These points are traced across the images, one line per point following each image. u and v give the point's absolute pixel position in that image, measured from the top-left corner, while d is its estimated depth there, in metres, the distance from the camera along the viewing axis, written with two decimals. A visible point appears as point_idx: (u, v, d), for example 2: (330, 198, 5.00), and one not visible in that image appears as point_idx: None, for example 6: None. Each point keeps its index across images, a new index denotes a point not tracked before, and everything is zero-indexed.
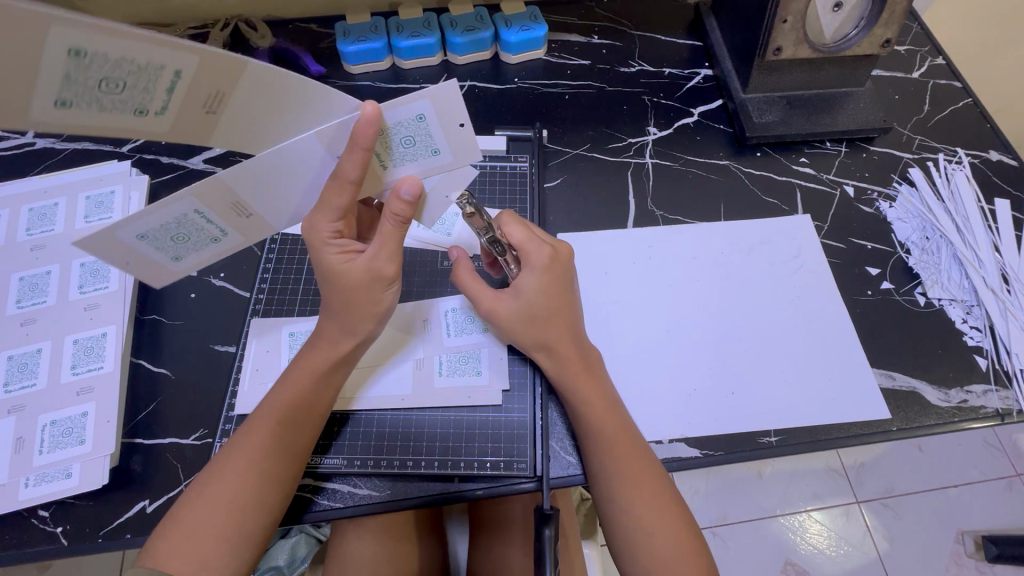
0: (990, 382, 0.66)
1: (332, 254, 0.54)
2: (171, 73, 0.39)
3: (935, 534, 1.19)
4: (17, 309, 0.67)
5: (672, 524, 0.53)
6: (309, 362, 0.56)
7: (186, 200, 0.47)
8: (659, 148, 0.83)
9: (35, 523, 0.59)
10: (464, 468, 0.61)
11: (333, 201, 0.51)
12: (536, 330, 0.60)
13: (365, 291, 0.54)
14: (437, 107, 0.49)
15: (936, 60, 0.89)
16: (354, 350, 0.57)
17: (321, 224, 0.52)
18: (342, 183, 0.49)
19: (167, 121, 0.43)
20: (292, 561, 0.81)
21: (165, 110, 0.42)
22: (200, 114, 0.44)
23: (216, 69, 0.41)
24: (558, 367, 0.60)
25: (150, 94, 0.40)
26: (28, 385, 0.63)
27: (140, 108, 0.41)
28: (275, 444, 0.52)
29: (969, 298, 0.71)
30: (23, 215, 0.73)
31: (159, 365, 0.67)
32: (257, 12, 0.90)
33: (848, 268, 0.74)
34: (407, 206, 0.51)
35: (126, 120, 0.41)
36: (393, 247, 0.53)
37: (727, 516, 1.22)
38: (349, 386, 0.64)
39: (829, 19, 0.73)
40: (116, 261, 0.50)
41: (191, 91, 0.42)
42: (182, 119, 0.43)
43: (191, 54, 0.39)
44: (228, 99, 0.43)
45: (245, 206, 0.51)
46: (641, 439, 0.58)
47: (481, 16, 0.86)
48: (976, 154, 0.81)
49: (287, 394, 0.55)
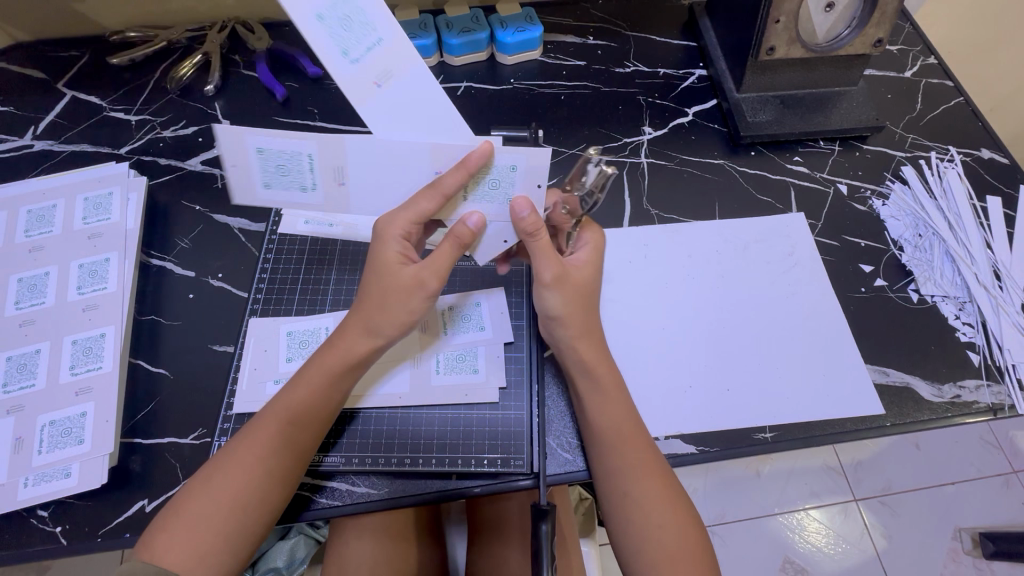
0: (983, 377, 0.67)
1: (392, 251, 0.55)
2: (373, 38, 0.48)
3: (933, 531, 1.19)
4: (16, 311, 0.67)
5: (668, 518, 0.54)
6: (324, 364, 0.56)
7: (307, 141, 0.49)
8: (655, 147, 0.83)
9: (34, 523, 0.59)
10: (463, 466, 0.61)
11: (421, 209, 0.53)
12: (580, 313, 0.59)
13: (403, 298, 0.55)
14: (533, 163, 0.53)
15: (928, 60, 0.90)
16: (369, 354, 0.57)
17: (393, 224, 0.53)
18: (436, 192, 0.52)
19: (345, 73, 0.48)
20: (292, 561, 0.82)
21: (354, 65, 0.48)
22: (366, 82, 0.49)
23: (394, 53, 0.48)
24: (589, 357, 0.59)
25: (357, 43, 0.47)
26: (27, 386, 0.63)
27: (343, 49, 0.47)
28: (280, 441, 0.53)
29: (962, 294, 0.71)
30: (21, 217, 0.73)
31: (157, 365, 0.67)
32: (255, 15, 0.91)
33: (842, 265, 0.75)
34: (466, 236, 0.54)
35: (331, 60, 0.47)
36: (444, 268, 0.55)
37: (726, 514, 1.23)
38: (361, 385, 0.65)
39: (821, 19, 0.74)
40: (229, 162, 0.50)
41: (379, 61, 0.48)
42: (354, 80, 0.48)
43: (395, 31, 0.48)
44: (393, 78, 0.49)
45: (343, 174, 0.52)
46: (649, 434, 0.59)
47: (477, 18, 0.87)
48: (968, 153, 0.82)
49: (296, 393, 0.55)
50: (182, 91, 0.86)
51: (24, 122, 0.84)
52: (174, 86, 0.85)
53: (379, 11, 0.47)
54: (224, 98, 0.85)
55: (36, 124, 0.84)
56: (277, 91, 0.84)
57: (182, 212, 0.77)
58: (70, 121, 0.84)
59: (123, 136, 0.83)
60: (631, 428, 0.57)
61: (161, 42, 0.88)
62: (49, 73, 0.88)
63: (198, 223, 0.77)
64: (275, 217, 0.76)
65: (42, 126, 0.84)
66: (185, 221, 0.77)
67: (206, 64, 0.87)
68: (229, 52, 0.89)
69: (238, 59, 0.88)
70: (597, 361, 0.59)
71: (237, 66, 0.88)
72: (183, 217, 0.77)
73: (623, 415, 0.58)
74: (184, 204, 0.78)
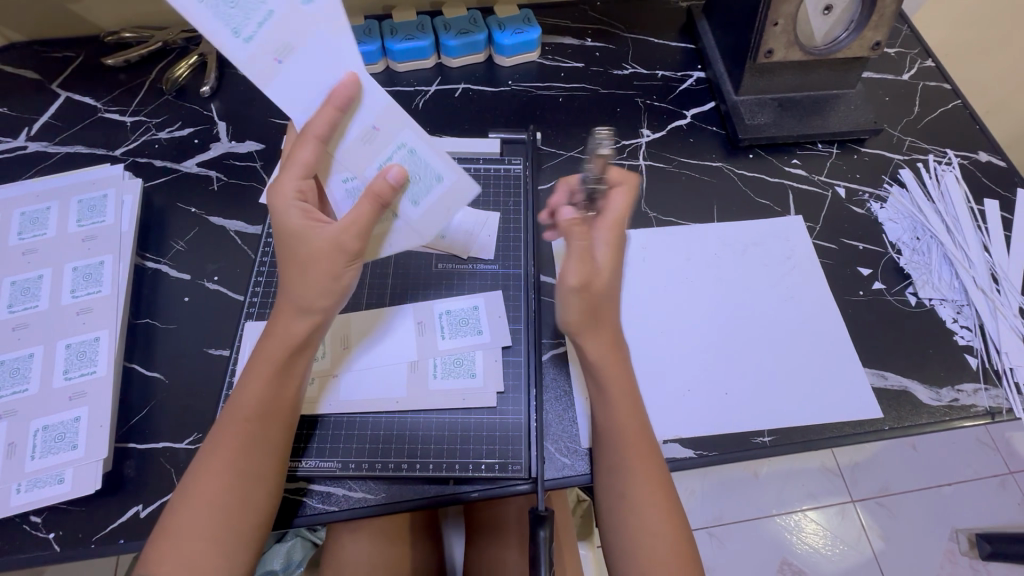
0: (981, 381, 0.67)
1: (296, 218, 0.52)
2: (266, 11, 0.48)
3: (930, 532, 1.19)
4: (8, 314, 0.67)
5: (660, 506, 0.54)
6: (267, 353, 0.54)
7: None
8: (653, 150, 0.83)
9: (27, 529, 0.58)
10: (459, 471, 0.61)
11: (300, 157, 0.51)
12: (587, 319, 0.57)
13: (328, 263, 0.52)
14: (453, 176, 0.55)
15: (925, 63, 0.90)
16: (312, 332, 0.54)
17: (285, 191, 0.52)
18: (307, 137, 0.50)
19: (243, 54, 0.48)
20: (288, 564, 0.81)
21: (251, 41, 0.48)
22: (267, 59, 0.49)
23: (298, 20, 0.48)
24: (598, 356, 0.57)
25: (248, 19, 0.48)
26: (20, 390, 0.63)
27: (235, 28, 0.48)
28: (252, 439, 0.52)
29: (960, 297, 0.71)
30: (14, 219, 0.72)
31: (152, 369, 0.67)
32: None
33: (841, 268, 0.75)
34: (383, 194, 0.51)
35: (223, 41, 0.48)
36: (366, 229, 0.51)
37: (723, 516, 1.23)
38: (317, 390, 0.64)
39: (820, 22, 0.74)
40: (272, 178, 0.79)
41: (276, 33, 0.48)
42: (254, 58, 0.49)
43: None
44: (294, 56, 0.49)
45: (282, 51, 0.49)
46: (652, 437, 0.58)
47: (474, 19, 0.87)
48: (965, 156, 0.82)
49: (254, 388, 0.53)
50: (178, 92, 0.85)
51: (18, 123, 0.83)
52: (169, 87, 0.84)
53: None
54: (220, 99, 0.85)
55: (30, 125, 0.83)
56: None
57: (178, 215, 0.77)
58: (65, 123, 0.83)
59: (118, 138, 0.82)
60: (618, 420, 0.57)
61: (156, 43, 0.87)
62: (43, 73, 0.87)
63: (193, 225, 0.76)
64: (272, 219, 0.76)
65: (36, 127, 0.83)
66: (180, 224, 0.76)
67: (202, 65, 0.87)
68: None
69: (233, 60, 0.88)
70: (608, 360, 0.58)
71: (233, 67, 0.88)
72: (179, 220, 0.76)
73: (623, 412, 0.57)
74: (180, 207, 0.77)
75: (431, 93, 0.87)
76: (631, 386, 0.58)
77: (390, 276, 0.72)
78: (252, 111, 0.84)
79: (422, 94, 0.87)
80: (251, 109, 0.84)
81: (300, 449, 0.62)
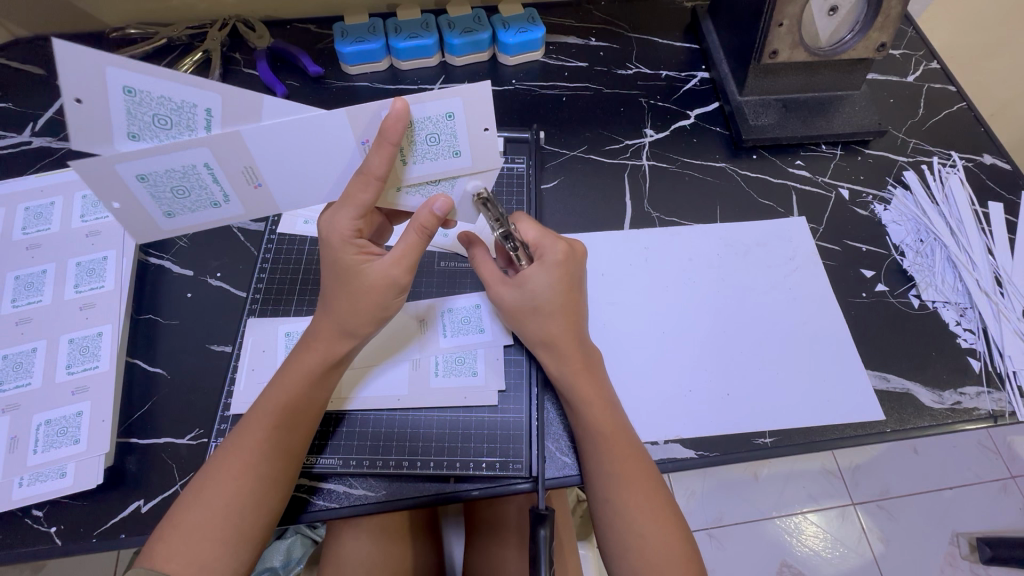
0: (983, 384, 0.67)
1: (350, 254, 0.53)
2: (203, 110, 0.46)
3: (931, 536, 1.19)
4: (12, 308, 0.67)
5: (647, 505, 0.54)
6: (302, 363, 0.55)
7: None
8: (656, 150, 0.83)
9: (28, 523, 0.58)
10: (459, 469, 0.61)
11: (357, 199, 0.50)
12: (544, 325, 0.60)
13: (377, 297, 0.54)
14: (467, 104, 0.50)
15: (930, 64, 0.90)
16: (351, 351, 0.57)
17: (336, 236, 0.52)
18: (367, 179, 0.49)
19: (239, 207, 0.54)
20: (287, 562, 0.82)
21: (230, 197, 0.53)
22: (248, 189, 0.52)
23: (227, 145, 0.48)
24: (564, 364, 0.59)
25: (209, 189, 0.51)
26: (23, 384, 0.63)
27: (212, 202, 0.53)
28: (270, 445, 0.52)
29: (963, 300, 0.71)
30: (18, 214, 0.72)
31: (154, 365, 0.67)
32: (257, 12, 0.91)
33: (844, 270, 0.74)
34: (431, 224, 0.53)
35: (215, 211, 0.54)
36: (413, 259, 0.54)
37: (723, 517, 1.23)
38: (343, 388, 0.64)
39: (824, 23, 0.74)
40: None
41: (234, 176, 0.50)
42: (247, 198, 0.53)
43: (215, 93, 0.45)
44: (258, 170, 0.50)
45: (255, 175, 0.51)
46: (636, 438, 0.58)
47: (479, 18, 0.87)
48: (969, 158, 0.82)
49: (279, 396, 0.54)
50: None
51: (23, 118, 0.84)
52: None
53: (182, 88, 0.44)
54: None
55: (35, 120, 0.83)
56: (278, 90, 0.85)
57: None
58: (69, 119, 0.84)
59: None
60: (604, 423, 0.57)
61: (162, 39, 0.86)
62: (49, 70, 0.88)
63: None
64: (275, 216, 0.75)
65: (40, 123, 0.83)
66: None
67: (206, 61, 0.87)
68: (229, 50, 0.89)
69: (238, 57, 0.88)
70: (575, 364, 0.59)
71: (237, 63, 0.88)
72: None
73: (605, 414, 0.58)
74: None
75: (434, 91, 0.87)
76: (606, 391, 0.59)
77: None
78: None
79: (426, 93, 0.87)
80: None
81: (315, 447, 0.62)
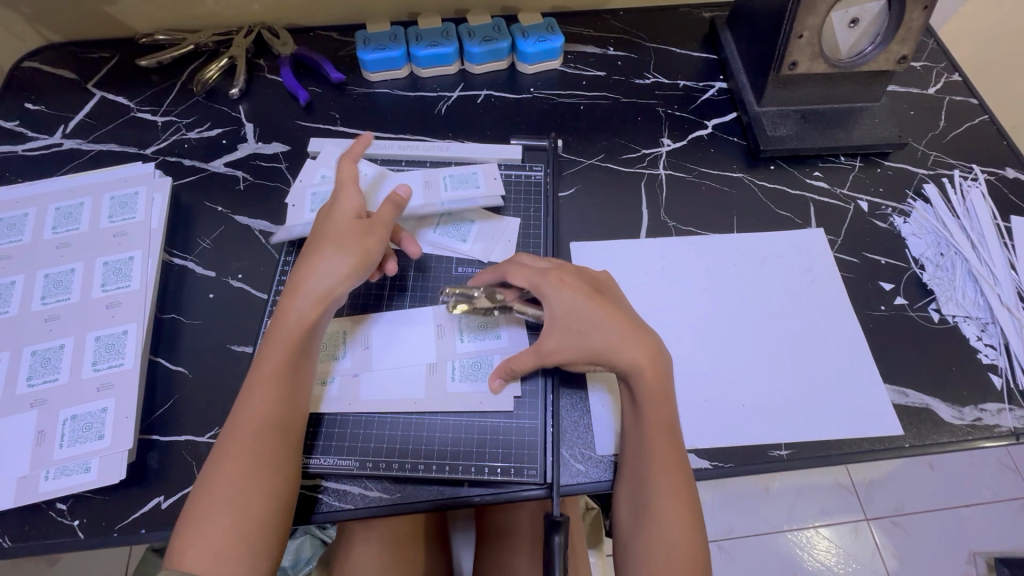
0: (1005, 401, 0.66)
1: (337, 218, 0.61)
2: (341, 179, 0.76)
3: (947, 555, 1.17)
4: (41, 306, 0.69)
5: (669, 478, 0.56)
6: (278, 335, 0.57)
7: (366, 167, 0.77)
8: (673, 159, 0.83)
9: (52, 516, 0.60)
10: (474, 473, 0.61)
11: (353, 179, 0.63)
12: (609, 330, 0.59)
13: (357, 238, 0.60)
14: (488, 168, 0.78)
15: (952, 77, 0.89)
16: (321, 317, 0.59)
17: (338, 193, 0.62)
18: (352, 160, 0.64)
19: None
20: (297, 562, 0.84)
21: None
22: None
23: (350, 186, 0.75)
24: (629, 365, 0.58)
25: None
26: (50, 380, 0.64)
27: None
28: (259, 424, 0.53)
29: (984, 315, 0.70)
30: (49, 214, 0.75)
31: (176, 363, 0.68)
32: (281, 21, 0.93)
33: (862, 283, 0.74)
34: (401, 201, 0.64)
35: None
36: (383, 215, 0.63)
37: (733, 530, 1.21)
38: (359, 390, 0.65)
39: (846, 35, 0.74)
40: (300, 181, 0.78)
41: None
42: None
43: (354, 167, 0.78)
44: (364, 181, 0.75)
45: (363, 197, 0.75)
46: (682, 445, 0.58)
47: (499, 27, 0.88)
48: (992, 172, 0.81)
49: (264, 369, 0.56)
50: (208, 93, 0.88)
51: (54, 120, 0.86)
52: (200, 88, 0.87)
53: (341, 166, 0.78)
54: (249, 101, 0.87)
55: (66, 123, 0.86)
56: (300, 95, 0.86)
57: (205, 213, 0.79)
58: (98, 121, 0.86)
59: (149, 136, 0.84)
60: (656, 430, 0.57)
61: (190, 45, 0.89)
62: (81, 73, 0.90)
63: (220, 223, 0.78)
64: None
65: (71, 125, 0.85)
66: (206, 222, 0.78)
67: (232, 67, 0.89)
68: (254, 56, 0.91)
69: (263, 63, 0.91)
70: (645, 367, 0.58)
71: (261, 69, 0.90)
72: (205, 218, 0.78)
73: (661, 424, 0.57)
74: (207, 205, 0.79)
75: (454, 98, 0.88)
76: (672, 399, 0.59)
77: (411, 281, 0.73)
78: (278, 114, 0.86)
79: (445, 100, 0.88)
80: (278, 111, 0.86)
81: (307, 447, 0.62)
